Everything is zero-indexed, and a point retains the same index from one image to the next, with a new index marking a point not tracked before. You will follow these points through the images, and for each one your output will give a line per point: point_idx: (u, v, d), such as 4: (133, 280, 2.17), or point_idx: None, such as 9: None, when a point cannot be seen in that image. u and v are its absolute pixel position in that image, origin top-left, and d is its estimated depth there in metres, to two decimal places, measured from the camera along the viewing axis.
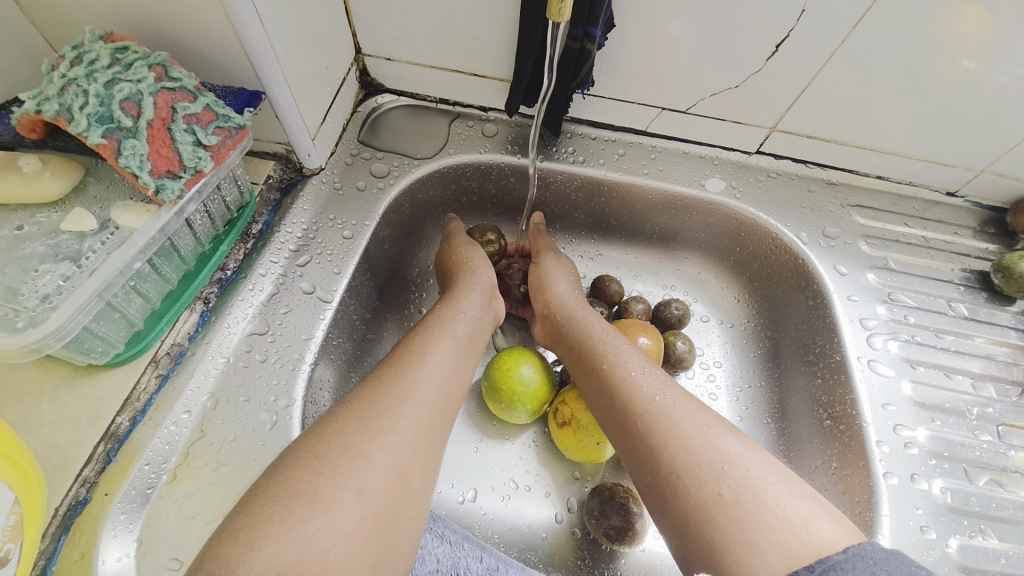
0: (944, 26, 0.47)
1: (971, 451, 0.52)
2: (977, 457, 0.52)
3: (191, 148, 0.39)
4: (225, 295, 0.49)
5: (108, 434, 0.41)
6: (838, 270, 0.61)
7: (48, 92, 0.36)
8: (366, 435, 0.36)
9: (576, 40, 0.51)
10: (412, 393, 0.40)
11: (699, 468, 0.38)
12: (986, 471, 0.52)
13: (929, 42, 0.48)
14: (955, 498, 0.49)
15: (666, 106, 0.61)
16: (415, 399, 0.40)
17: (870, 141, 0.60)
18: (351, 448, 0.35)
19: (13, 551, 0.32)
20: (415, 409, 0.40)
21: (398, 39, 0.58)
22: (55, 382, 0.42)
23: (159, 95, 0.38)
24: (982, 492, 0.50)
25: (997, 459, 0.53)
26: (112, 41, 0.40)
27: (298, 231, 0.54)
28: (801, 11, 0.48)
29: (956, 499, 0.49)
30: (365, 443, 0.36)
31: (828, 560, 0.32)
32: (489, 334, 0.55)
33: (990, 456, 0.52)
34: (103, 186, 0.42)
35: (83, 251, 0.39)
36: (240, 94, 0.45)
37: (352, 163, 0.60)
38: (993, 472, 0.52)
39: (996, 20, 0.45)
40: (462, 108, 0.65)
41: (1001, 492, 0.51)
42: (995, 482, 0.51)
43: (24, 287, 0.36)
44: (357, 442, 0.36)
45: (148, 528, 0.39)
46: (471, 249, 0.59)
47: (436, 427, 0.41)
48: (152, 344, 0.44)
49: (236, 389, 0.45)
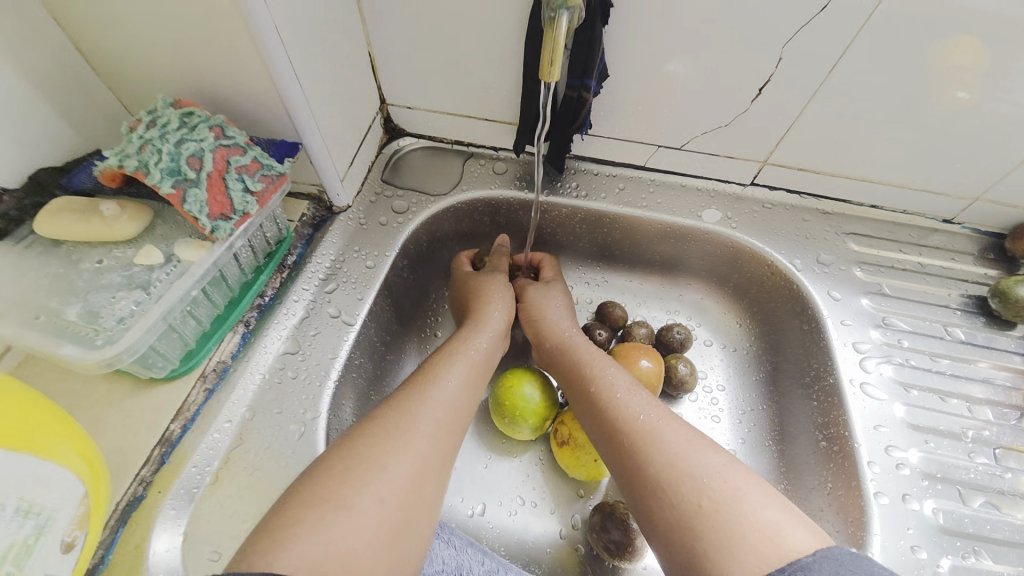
0: (942, 57, 0.50)
1: (966, 473, 0.52)
2: (972, 479, 0.52)
3: (241, 194, 0.46)
4: (264, 318, 0.55)
5: (162, 439, 0.46)
6: (832, 295, 0.63)
7: (129, 151, 0.44)
8: (385, 449, 0.41)
9: (575, 89, 0.57)
10: (427, 413, 0.45)
11: (682, 480, 0.42)
12: (982, 493, 0.51)
13: (926, 73, 0.52)
14: (949, 519, 0.49)
15: (661, 144, 0.67)
16: (429, 418, 0.45)
17: (858, 171, 0.64)
18: (371, 461, 0.40)
19: (78, 538, 0.37)
20: (428, 427, 0.44)
21: (418, 91, 0.66)
22: (119, 395, 0.48)
23: (217, 151, 0.45)
24: (976, 514, 0.50)
25: (993, 481, 0.52)
26: (180, 106, 0.48)
27: (327, 262, 0.61)
28: (779, 57, 0.54)
29: (949, 520, 0.49)
30: (384, 456, 0.40)
31: (797, 561, 0.35)
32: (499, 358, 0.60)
33: (986, 478, 0.52)
34: (169, 226, 0.49)
35: (152, 279, 0.45)
36: (282, 145, 0.53)
37: (375, 201, 0.67)
38: (990, 495, 0.51)
39: (993, 52, 0.49)
40: (475, 149, 0.72)
41: (996, 513, 0.50)
42: (991, 505, 0.51)
43: (104, 311, 0.43)
44: (376, 454, 0.40)
45: (193, 524, 0.44)
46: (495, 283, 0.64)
47: (447, 446, 0.45)
48: (201, 360, 0.50)
49: (271, 402, 0.51)
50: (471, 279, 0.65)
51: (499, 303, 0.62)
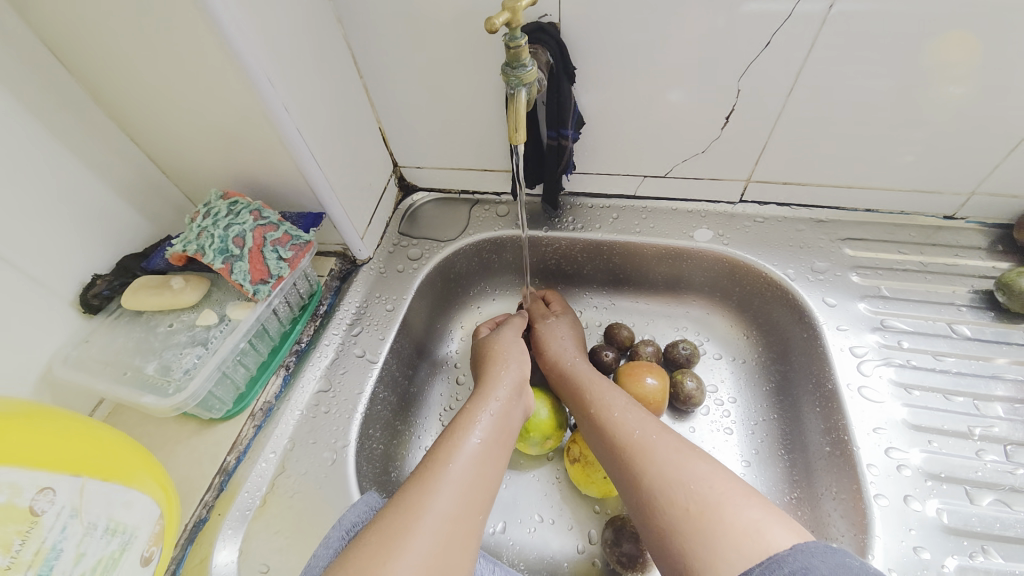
0: (934, 54, 0.52)
1: (973, 472, 0.52)
2: (978, 478, 0.52)
3: (276, 262, 0.56)
4: (301, 361, 0.64)
5: (220, 469, 0.55)
6: (827, 302, 0.64)
7: (190, 236, 0.54)
8: (386, 553, 0.41)
9: (553, 138, 0.64)
10: (432, 508, 0.45)
11: (672, 488, 0.45)
12: (991, 490, 0.51)
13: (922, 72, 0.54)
14: (954, 519, 0.49)
15: (646, 174, 0.72)
16: (434, 513, 0.45)
17: (841, 179, 0.67)
18: (374, 567, 0.40)
19: (155, 553, 0.44)
20: (433, 521, 0.44)
21: (424, 153, 0.76)
22: (187, 434, 0.57)
23: (256, 230, 0.55)
24: (984, 512, 0.50)
25: (1003, 478, 0.52)
26: (227, 197, 0.59)
27: (353, 308, 0.70)
28: (738, 91, 0.59)
29: (954, 520, 0.49)
30: (386, 560, 0.41)
31: (775, 555, 0.38)
32: (518, 427, 0.59)
33: (995, 475, 0.52)
34: (223, 291, 0.59)
35: (209, 336, 0.55)
36: (308, 217, 0.63)
37: (393, 251, 0.76)
38: (999, 492, 0.51)
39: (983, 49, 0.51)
40: (480, 195, 0.81)
41: (1008, 512, 0.50)
42: (1000, 502, 0.50)
43: (173, 364, 0.53)
44: (378, 560, 0.41)
45: (246, 541, 0.51)
46: (509, 342, 0.67)
47: (458, 539, 0.45)
48: (250, 401, 0.59)
49: (308, 434, 0.59)
50: (484, 339, 0.70)
51: (513, 363, 0.64)
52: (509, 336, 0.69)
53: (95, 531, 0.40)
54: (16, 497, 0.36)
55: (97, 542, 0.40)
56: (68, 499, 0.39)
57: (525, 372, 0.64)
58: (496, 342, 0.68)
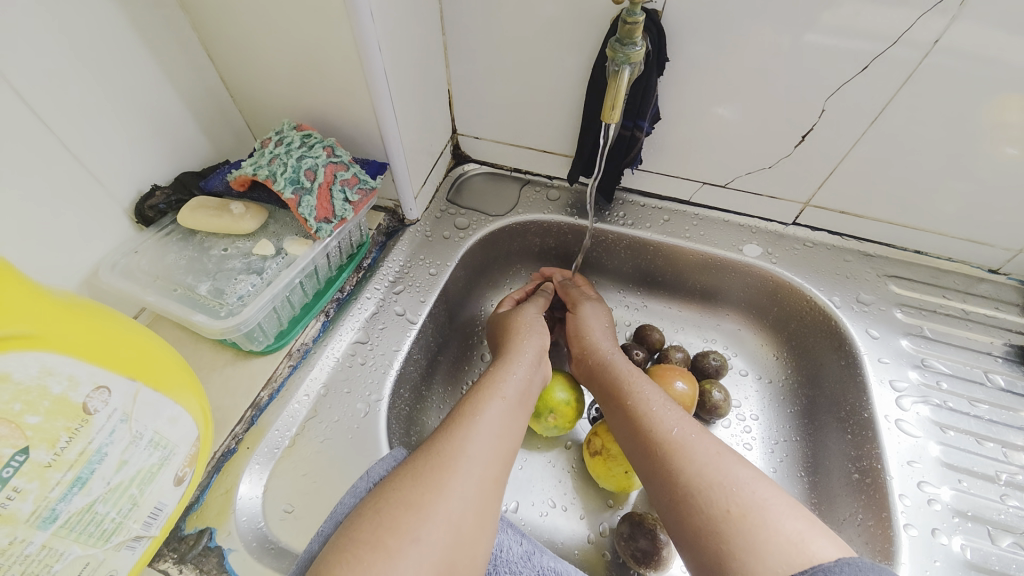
0: (990, 116, 0.53)
1: (996, 514, 0.53)
2: (1001, 520, 0.53)
3: (342, 203, 0.55)
4: (341, 310, 0.63)
5: (253, 403, 0.54)
6: (871, 333, 0.65)
7: (261, 161, 0.53)
8: (423, 492, 0.41)
9: (628, 128, 0.64)
10: (467, 452, 0.45)
11: (712, 489, 0.45)
12: (1010, 533, 0.52)
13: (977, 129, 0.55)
14: (976, 556, 0.51)
15: (706, 181, 0.72)
16: (469, 457, 0.45)
17: (899, 218, 0.67)
18: (412, 503, 0.41)
19: (188, 475, 0.44)
20: (468, 465, 0.44)
21: (487, 124, 0.75)
22: (222, 362, 0.56)
23: (328, 166, 0.55)
24: (1002, 552, 0.51)
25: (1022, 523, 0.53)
26: (300, 129, 0.58)
27: (397, 266, 0.68)
28: (821, 110, 0.58)
29: (976, 557, 0.51)
30: (423, 498, 0.41)
31: (819, 565, 0.38)
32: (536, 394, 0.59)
33: (1016, 520, 0.53)
34: (280, 225, 0.58)
35: (265, 266, 0.54)
36: (373, 164, 0.61)
37: (440, 217, 0.75)
38: (1017, 536, 0.52)
39: None
40: (532, 176, 0.80)
41: None
42: (1019, 545, 0.52)
43: (227, 288, 0.52)
44: (416, 497, 0.41)
45: (272, 478, 0.51)
46: (527, 320, 0.65)
47: (491, 487, 0.45)
48: (290, 340, 0.58)
49: (342, 382, 0.58)
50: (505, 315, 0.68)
51: (535, 332, 0.63)
52: (526, 313, 0.67)
53: (139, 441, 0.39)
54: (72, 391, 0.35)
55: (140, 453, 0.39)
56: (120, 403, 0.38)
57: (546, 345, 0.63)
58: (514, 316, 0.67)
